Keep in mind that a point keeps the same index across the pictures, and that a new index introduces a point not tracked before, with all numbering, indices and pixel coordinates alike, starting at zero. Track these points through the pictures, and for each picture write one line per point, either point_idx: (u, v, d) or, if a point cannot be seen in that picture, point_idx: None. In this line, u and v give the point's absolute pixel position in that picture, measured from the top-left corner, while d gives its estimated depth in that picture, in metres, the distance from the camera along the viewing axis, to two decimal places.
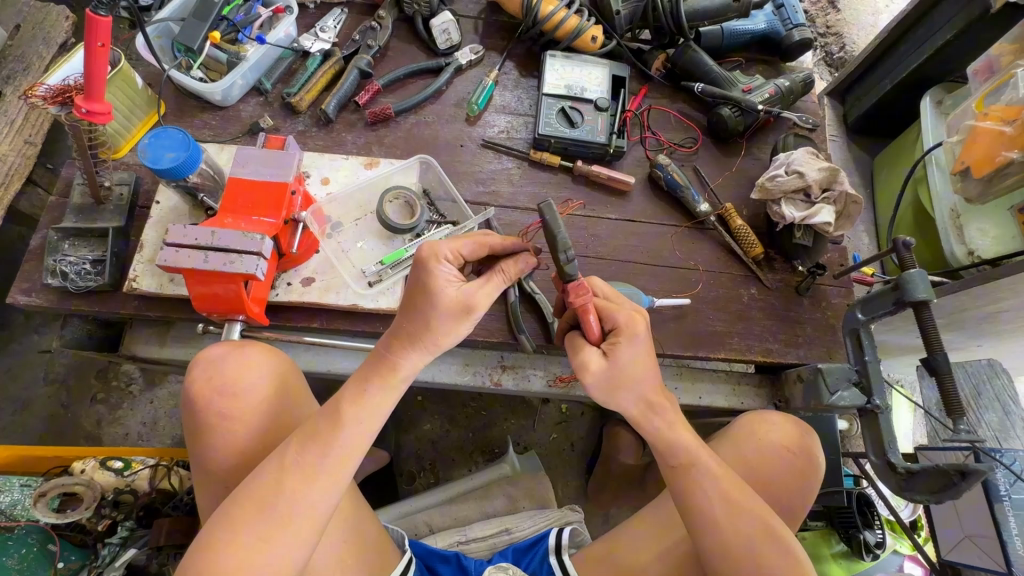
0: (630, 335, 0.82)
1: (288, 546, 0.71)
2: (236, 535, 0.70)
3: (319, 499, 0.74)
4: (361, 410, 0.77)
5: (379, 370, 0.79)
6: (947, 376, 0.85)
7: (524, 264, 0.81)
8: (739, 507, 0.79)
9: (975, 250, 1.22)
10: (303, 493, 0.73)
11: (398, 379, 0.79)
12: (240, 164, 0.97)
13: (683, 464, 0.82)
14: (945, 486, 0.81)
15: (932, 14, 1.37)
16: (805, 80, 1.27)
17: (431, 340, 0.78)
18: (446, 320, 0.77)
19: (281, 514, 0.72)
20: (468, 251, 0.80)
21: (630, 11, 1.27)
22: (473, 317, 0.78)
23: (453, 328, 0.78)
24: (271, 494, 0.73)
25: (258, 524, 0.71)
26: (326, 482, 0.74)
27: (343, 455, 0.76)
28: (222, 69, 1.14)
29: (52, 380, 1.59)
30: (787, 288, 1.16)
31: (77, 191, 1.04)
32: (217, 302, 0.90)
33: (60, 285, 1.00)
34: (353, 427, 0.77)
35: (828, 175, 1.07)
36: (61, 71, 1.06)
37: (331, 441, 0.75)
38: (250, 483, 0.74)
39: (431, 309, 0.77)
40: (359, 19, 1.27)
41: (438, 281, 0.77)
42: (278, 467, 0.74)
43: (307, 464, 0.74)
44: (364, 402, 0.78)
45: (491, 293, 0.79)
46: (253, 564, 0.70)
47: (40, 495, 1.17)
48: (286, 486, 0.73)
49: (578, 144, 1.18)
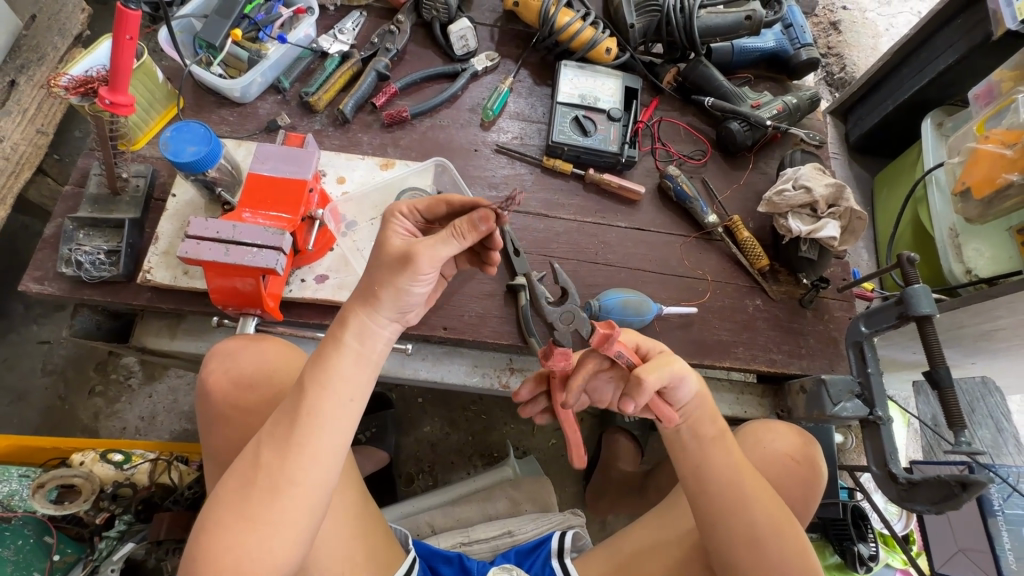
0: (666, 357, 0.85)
1: (276, 525, 0.68)
2: (223, 520, 0.68)
3: (302, 473, 0.70)
4: (324, 373, 0.73)
5: (335, 332, 0.76)
6: (949, 389, 0.87)
7: (479, 220, 0.75)
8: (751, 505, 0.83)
9: (972, 269, 1.25)
10: (283, 469, 0.70)
11: (349, 337, 0.75)
12: (261, 160, 0.98)
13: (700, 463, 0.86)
14: (946, 497, 0.82)
15: (934, 38, 1.41)
16: (812, 98, 1.30)
17: (373, 293, 0.75)
18: (384, 270, 0.75)
19: (263, 492, 0.69)
20: (423, 210, 0.83)
21: (644, 24, 1.30)
22: (412, 269, 0.73)
23: (393, 280, 0.74)
24: (252, 474, 0.70)
25: (244, 504, 0.69)
26: (304, 454, 0.71)
27: (313, 423, 0.72)
28: (243, 66, 1.16)
29: (50, 371, 1.58)
30: (791, 301, 1.18)
31: (93, 182, 1.04)
32: (235, 295, 0.92)
33: (74, 274, 1.00)
34: (320, 394, 0.72)
35: (835, 191, 1.10)
36: (83, 62, 1.07)
37: (298, 412, 0.72)
38: (233, 468, 0.72)
39: (376, 261, 0.76)
40: (377, 23, 1.29)
41: (389, 232, 0.79)
42: (256, 447, 0.72)
43: (281, 439, 0.71)
44: (327, 367, 0.73)
45: (435, 247, 0.74)
46: (247, 545, 0.67)
47: (39, 486, 1.18)
48: (266, 462, 0.70)
49: (591, 153, 1.20)
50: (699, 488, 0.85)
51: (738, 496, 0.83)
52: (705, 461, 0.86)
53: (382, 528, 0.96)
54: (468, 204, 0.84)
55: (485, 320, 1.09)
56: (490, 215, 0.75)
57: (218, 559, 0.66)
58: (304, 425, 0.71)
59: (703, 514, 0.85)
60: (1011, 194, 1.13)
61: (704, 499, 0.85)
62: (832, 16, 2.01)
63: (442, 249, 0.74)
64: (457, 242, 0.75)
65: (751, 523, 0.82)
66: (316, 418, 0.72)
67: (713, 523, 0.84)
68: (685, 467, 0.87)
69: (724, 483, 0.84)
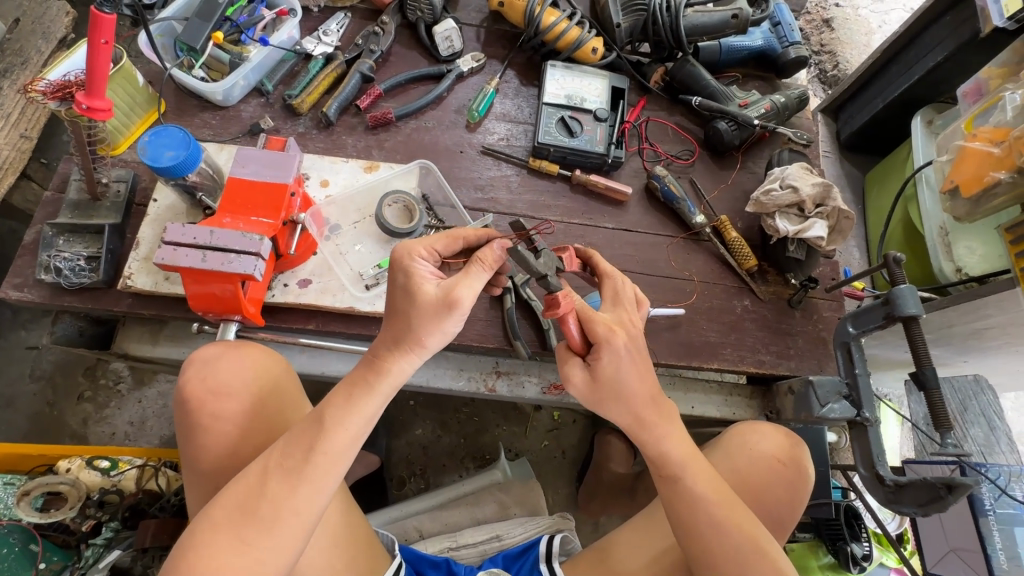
0: (612, 351, 0.83)
1: (270, 551, 0.69)
2: (215, 538, 0.68)
3: (306, 504, 0.72)
4: (347, 413, 0.75)
5: (367, 376, 0.77)
6: (935, 391, 0.87)
7: (499, 249, 0.81)
8: (723, 518, 0.82)
9: (963, 267, 1.24)
10: (288, 499, 0.71)
11: (384, 383, 0.77)
12: (241, 164, 0.97)
13: (675, 475, 0.85)
14: (931, 499, 0.82)
15: (923, 36, 1.41)
16: (799, 97, 1.30)
17: (416, 339, 0.76)
18: (427, 316, 0.76)
19: (265, 518, 0.70)
20: (441, 249, 0.83)
21: (631, 23, 1.28)
22: (458, 312, 0.76)
23: (438, 327, 0.76)
24: (255, 498, 0.71)
25: (242, 527, 0.69)
26: (312, 488, 0.72)
27: (328, 460, 0.73)
28: (224, 69, 1.15)
29: (38, 377, 1.57)
30: (780, 301, 1.17)
31: (74, 187, 1.03)
32: (214, 302, 0.91)
33: (53, 281, 0.99)
34: (339, 432, 0.74)
35: (822, 191, 1.10)
36: (62, 66, 1.06)
37: (314, 446, 0.73)
38: (232, 488, 0.72)
39: (412, 307, 0.76)
40: (362, 24, 1.28)
41: (419, 278, 0.78)
42: (262, 471, 0.72)
43: (293, 468, 0.72)
44: (350, 408, 0.75)
45: (473, 285, 0.77)
46: (235, 567, 0.67)
47: (23, 494, 1.16)
48: (271, 491, 0.71)
49: (577, 154, 1.19)
50: (681, 497, 0.83)
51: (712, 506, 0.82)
52: (686, 471, 0.85)
53: (367, 533, 0.95)
54: (480, 238, 0.87)
55: (470, 323, 1.07)
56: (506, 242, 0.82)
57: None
58: (319, 460, 0.73)
59: (680, 521, 0.83)
60: (999, 192, 1.12)
61: (682, 509, 0.83)
62: (825, 13, 2.00)
63: (475, 285, 0.78)
64: (488, 275, 0.79)
65: (726, 537, 0.80)
66: (331, 455, 0.73)
67: (691, 531, 0.82)
68: (663, 478, 0.85)
69: (707, 498, 0.83)
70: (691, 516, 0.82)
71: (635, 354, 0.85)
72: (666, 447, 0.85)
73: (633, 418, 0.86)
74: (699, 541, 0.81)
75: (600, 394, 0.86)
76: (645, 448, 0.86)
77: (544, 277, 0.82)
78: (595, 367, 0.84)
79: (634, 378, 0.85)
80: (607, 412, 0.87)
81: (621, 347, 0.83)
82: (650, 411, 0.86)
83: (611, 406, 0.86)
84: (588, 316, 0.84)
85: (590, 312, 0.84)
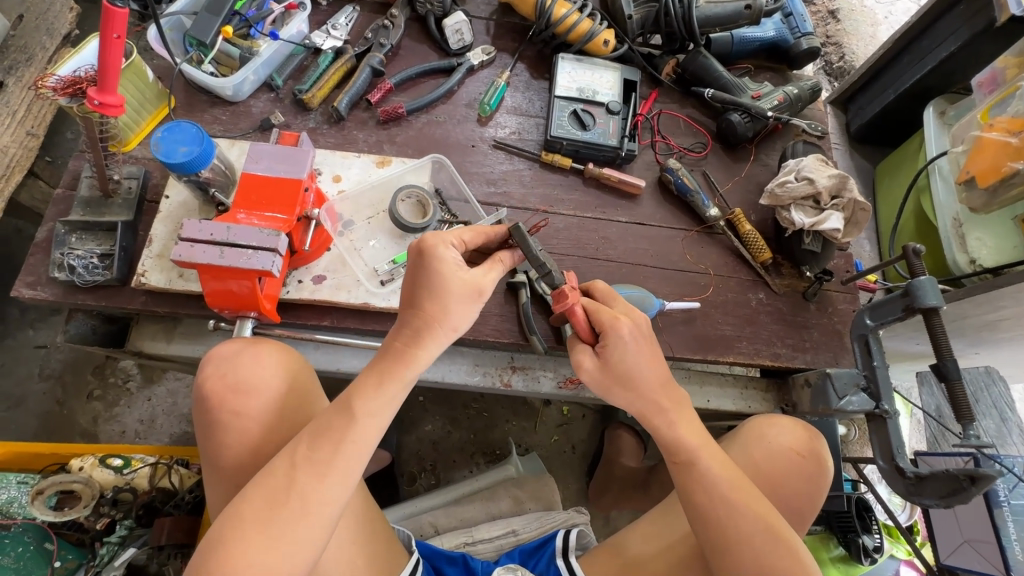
0: (617, 338, 0.86)
1: (298, 546, 0.68)
2: (244, 532, 0.67)
3: (336, 497, 0.71)
4: (372, 401, 0.75)
5: (390, 362, 0.77)
6: (957, 382, 0.86)
7: (518, 257, 0.87)
8: (747, 509, 0.82)
9: (976, 260, 1.24)
10: (318, 491, 0.70)
11: (409, 370, 0.77)
12: (254, 160, 0.96)
13: (690, 460, 0.86)
14: (954, 491, 0.81)
15: (935, 26, 1.39)
16: (813, 89, 1.28)
17: (444, 321, 0.78)
18: (460, 300, 0.78)
19: (294, 512, 0.69)
20: (468, 240, 0.85)
21: (642, 15, 1.28)
22: (485, 300, 0.80)
23: (465, 311, 0.79)
24: (283, 493, 0.70)
25: (271, 520, 0.68)
26: (341, 479, 0.72)
27: (356, 449, 0.73)
28: (235, 64, 1.14)
29: (47, 376, 1.57)
30: (794, 294, 1.17)
31: (85, 185, 1.02)
32: (229, 299, 0.90)
33: (67, 279, 0.98)
34: (367, 420, 0.74)
35: (839, 182, 1.09)
36: (72, 62, 1.05)
37: (342, 438, 0.73)
38: (258, 480, 0.71)
39: (445, 294, 0.78)
40: (371, 18, 1.27)
41: (450, 264, 0.79)
42: (289, 465, 0.71)
43: (321, 460, 0.71)
44: (377, 396, 0.75)
45: (495, 280, 0.83)
46: (266, 563, 0.66)
47: (38, 492, 1.15)
48: (301, 482, 0.70)
49: (590, 147, 1.19)
50: (694, 486, 0.84)
51: (722, 500, 0.82)
52: (688, 453, 0.86)
53: (387, 531, 0.95)
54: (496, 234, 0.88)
55: (486, 318, 1.07)
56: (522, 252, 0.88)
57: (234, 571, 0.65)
58: (348, 450, 0.73)
59: (697, 513, 0.83)
60: (1016, 182, 1.11)
61: (701, 508, 0.83)
62: (831, 4, 1.98)
63: (500, 283, 0.83)
64: (504, 274, 0.85)
65: (746, 523, 0.81)
66: (360, 443, 0.73)
67: (706, 523, 0.82)
68: (680, 466, 0.86)
69: (724, 487, 0.83)
70: (710, 505, 0.83)
71: (640, 340, 0.87)
72: (674, 432, 0.87)
73: (645, 404, 0.88)
74: (721, 532, 0.81)
75: (612, 375, 0.87)
76: (658, 436, 0.88)
77: (546, 272, 0.85)
78: (603, 354, 0.87)
79: (642, 361, 0.87)
80: (615, 399, 0.90)
81: (627, 335, 0.86)
82: (662, 395, 0.88)
83: (618, 392, 0.88)
84: (594, 307, 0.88)
85: (597, 305, 0.89)
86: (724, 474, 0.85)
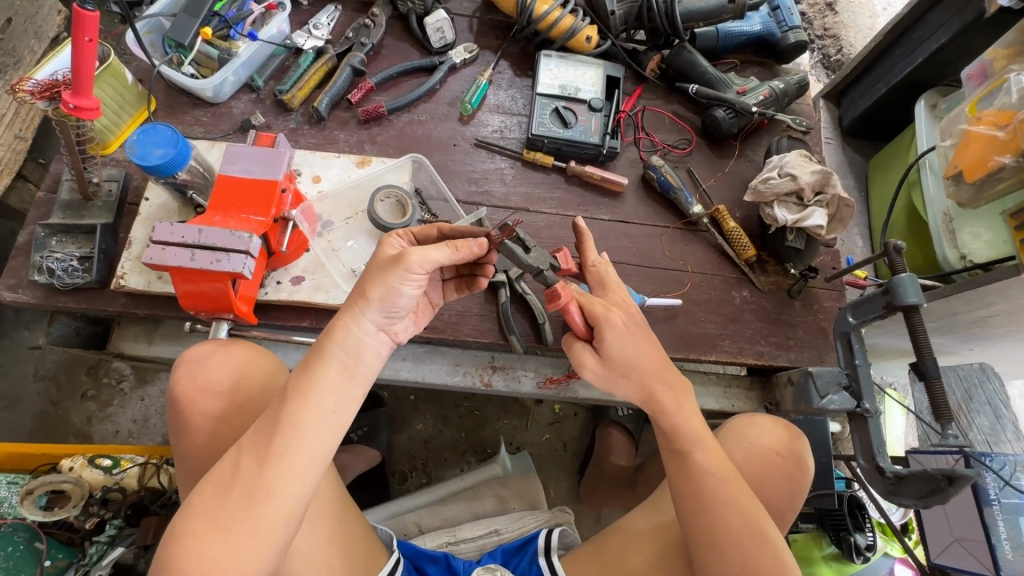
0: (613, 331, 0.85)
1: (250, 539, 0.67)
2: (195, 526, 0.67)
3: (280, 485, 0.69)
4: (306, 382, 0.72)
5: (321, 342, 0.74)
6: (936, 380, 0.84)
7: (477, 244, 0.78)
8: (734, 504, 0.81)
9: (967, 255, 1.21)
10: (259, 479, 0.69)
11: (336, 347, 0.73)
12: (230, 161, 0.97)
13: (685, 448, 0.85)
14: (932, 491, 0.80)
15: (927, 17, 1.37)
16: (799, 83, 1.27)
17: (363, 290, 0.74)
18: (380, 270, 0.75)
19: (240, 504, 0.68)
20: (416, 232, 0.85)
21: (625, 11, 1.27)
22: (404, 266, 0.73)
23: (386, 281, 0.73)
24: (229, 483, 0.69)
25: (219, 511, 0.68)
26: (283, 466, 0.69)
27: (294, 433, 0.70)
28: (214, 65, 1.14)
29: (42, 376, 1.58)
30: (779, 292, 1.16)
31: (65, 187, 1.03)
32: (203, 300, 0.90)
33: (46, 282, 0.99)
34: (303, 403, 0.71)
35: (821, 178, 1.07)
36: (50, 65, 1.06)
37: (278, 421, 0.71)
38: (210, 474, 0.71)
39: (369, 267, 0.77)
40: (353, 16, 1.26)
41: (384, 244, 0.79)
42: (235, 456, 0.71)
43: (262, 447, 0.70)
44: (311, 377, 0.72)
45: (428, 252, 0.74)
46: (216, 555, 0.66)
47: (27, 492, 1.16)
48: (244, 471, 0.69)
49: (572, 145, 1.18)
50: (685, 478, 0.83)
51: (717, 493, 0.81)
52: (682, 442, 0.85)
53: (364, 530, 0.94)
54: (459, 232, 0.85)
55: (465, 317, 1.07)
56: (485, 240, 0.79)
57: (185, 566, 0.65)
58: (285, 434, 0.70)
59: (686, 505, 0.83)
60: (1003, 176, 1.09)
61: (691, 500, 0.82)
62: None
63: (434, 254, 0.74)
64: (453, 253, 0.76)
65: (734, 519, 0.80)
66: (296, 427, 0.70)
67: (691, 518, 0.82)
68: (675, 454, 0.85)
69: (714, 481, 0.82)
70: (696, 497, 0.82)
71: (635, 328, 0.86)
72: (677, 419, 0.85)
73: (645, 395, 0.86)
74: (706, 526, 0.80)
75: (616, 367, 0.86)
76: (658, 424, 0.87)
77: (540, 271, 0.88)
78: (602, 350, 0.85)
79: (640, 349, 0.86)
80: (620, 391, 0.88)
81: (622, 327, 0.85)
82: (660, 386, 0.86)
83: (624, 383, 0.87)
84: (586, 299, 0.86)
85: (588, 296, 0.87)
86: (716, 468, 0.83)
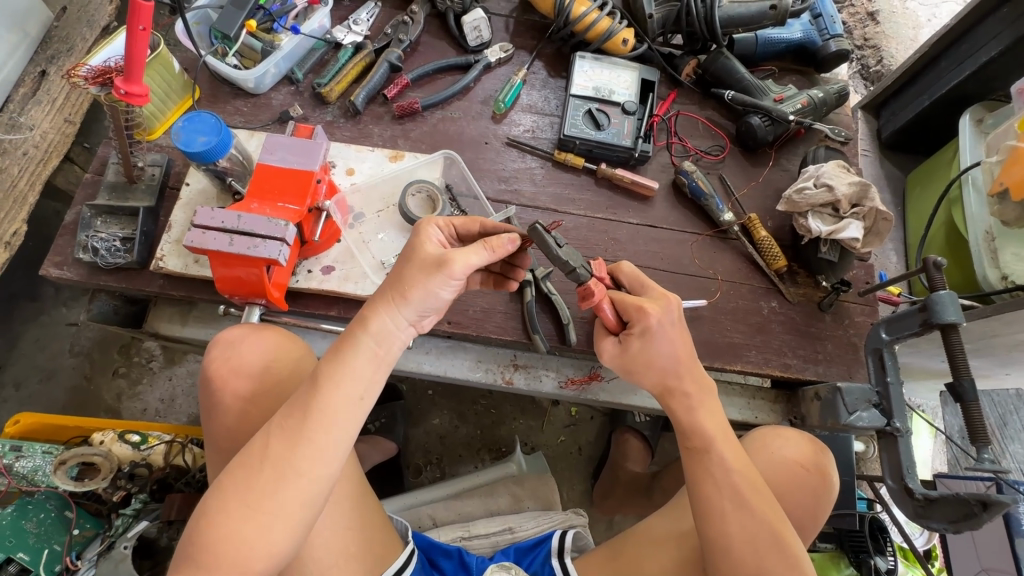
0: (643, 329, 0.85)
1: (277, 517, 0.69)
2: (224, 502, 0.69)
3: (307, 466, 0.71)
4: (337, 369, 0.73)
5: (354, 331, 0.76)
6: (973, 404, 0.82)
7: (508, 241, 0.80)
8: (758, 509, 0.79)
9: (1009, 275, 1.18)
10: (288, 459, 0.70)
11: (368, 336, 0.75)
12: (269, 151, 0.99)
13: (704, 446, 0.84)
14: (964, 516, 0.78)
15: (976, 29, 1.33)
16: (839, 93, 1.24)
17: (400, 286, 0.77)
18: (418, 269, 0.77)
19: (268, 482, 0.69)
20: (457, 225, 0.87)
21: (663, 15, 1.26)
22: (446, 272, 0.76)
23: (424, 282, 0.76)
24: (257, 463, 0.70)
25: (247, 490, 0.69)
26: (311, 448, 0.71)
27: (324, 418, 0.72)
28: (257, 56, 1.17)
29: (77, 352, 1.64)
30: (809, 304, 1.13)
31: (111, 170, 1.06)
32: (240, 285, 0.93)
33: (91, 260, 1.03)
34: (333, 390, 0.73)
35: (859, 190, 1.06)
36: (104, 52, 1.10)
37: (309, 404, 0.72)
38: (240, 453, 0.72)
39: (407, 262, 0.79)
40: (392, 13, 1.28)
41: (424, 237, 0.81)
42: (264, 437, 0.72)
43: (292, 429, 0.71)
44: (342, 365, 0.74)
45: (470, 257, 0.77)
46: (245, 531, 0.68)
47: (60, 462, 1.19)
48: (273, 451, 0.71)
49: (604, 147, 1.17)
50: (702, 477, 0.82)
51: (736, 497, 0.80)
52: (700, 441, 0.84)
53: (381, 519, 0.95)
54: (499, 230, 0.88)
55: (489, 315, 1.07)
56: (517, 237, 0.81)
57: (214, 540, 0.67)
58: (315, 419, 0.71)
59: (705, 505, 0.81)
60: None
61: (708, 500, 0.81)
62: (870, 6, 1.92)
63: (473, 258, 0.78)
64: (491, 257, 0.79)
65: (753, 523, 0.78)
66: (325, 412, 0.72)
67: (708, 520, 0.81)
68: (692, 451, 0.84)
69: (737, 482, 0.81)
70: (711, 496, 0.81)
71: (670, 327, 0.86)
72: (697, 417, 0.85)
73: (661, 384, 0.87)
74: (721, 527, 0.79)
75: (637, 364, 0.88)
76: (677, 422, 0.87)
77: (574, 270, 0.86)
78: (625, 343, 0.88)
79: (668, 346, 0.86)
80: (637, 380, 0.90)
81: (655, 326, 0.85)
82: (684, 381, 0.86)
83: (644, 373, 0.88)
84: (620, 297, 0.88)
85: (621, 293, 0.89)
86: (737, 468, 0.82)
